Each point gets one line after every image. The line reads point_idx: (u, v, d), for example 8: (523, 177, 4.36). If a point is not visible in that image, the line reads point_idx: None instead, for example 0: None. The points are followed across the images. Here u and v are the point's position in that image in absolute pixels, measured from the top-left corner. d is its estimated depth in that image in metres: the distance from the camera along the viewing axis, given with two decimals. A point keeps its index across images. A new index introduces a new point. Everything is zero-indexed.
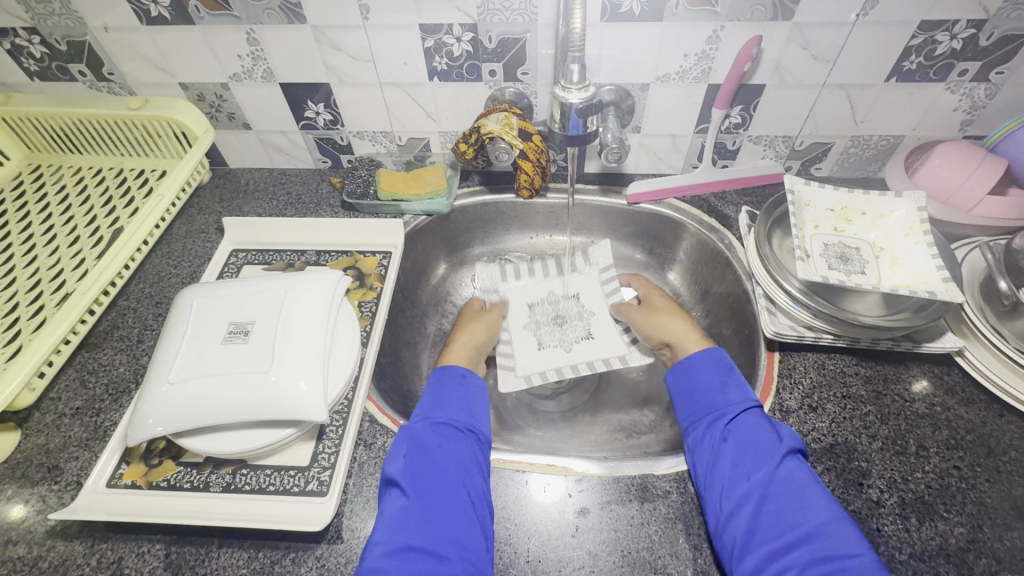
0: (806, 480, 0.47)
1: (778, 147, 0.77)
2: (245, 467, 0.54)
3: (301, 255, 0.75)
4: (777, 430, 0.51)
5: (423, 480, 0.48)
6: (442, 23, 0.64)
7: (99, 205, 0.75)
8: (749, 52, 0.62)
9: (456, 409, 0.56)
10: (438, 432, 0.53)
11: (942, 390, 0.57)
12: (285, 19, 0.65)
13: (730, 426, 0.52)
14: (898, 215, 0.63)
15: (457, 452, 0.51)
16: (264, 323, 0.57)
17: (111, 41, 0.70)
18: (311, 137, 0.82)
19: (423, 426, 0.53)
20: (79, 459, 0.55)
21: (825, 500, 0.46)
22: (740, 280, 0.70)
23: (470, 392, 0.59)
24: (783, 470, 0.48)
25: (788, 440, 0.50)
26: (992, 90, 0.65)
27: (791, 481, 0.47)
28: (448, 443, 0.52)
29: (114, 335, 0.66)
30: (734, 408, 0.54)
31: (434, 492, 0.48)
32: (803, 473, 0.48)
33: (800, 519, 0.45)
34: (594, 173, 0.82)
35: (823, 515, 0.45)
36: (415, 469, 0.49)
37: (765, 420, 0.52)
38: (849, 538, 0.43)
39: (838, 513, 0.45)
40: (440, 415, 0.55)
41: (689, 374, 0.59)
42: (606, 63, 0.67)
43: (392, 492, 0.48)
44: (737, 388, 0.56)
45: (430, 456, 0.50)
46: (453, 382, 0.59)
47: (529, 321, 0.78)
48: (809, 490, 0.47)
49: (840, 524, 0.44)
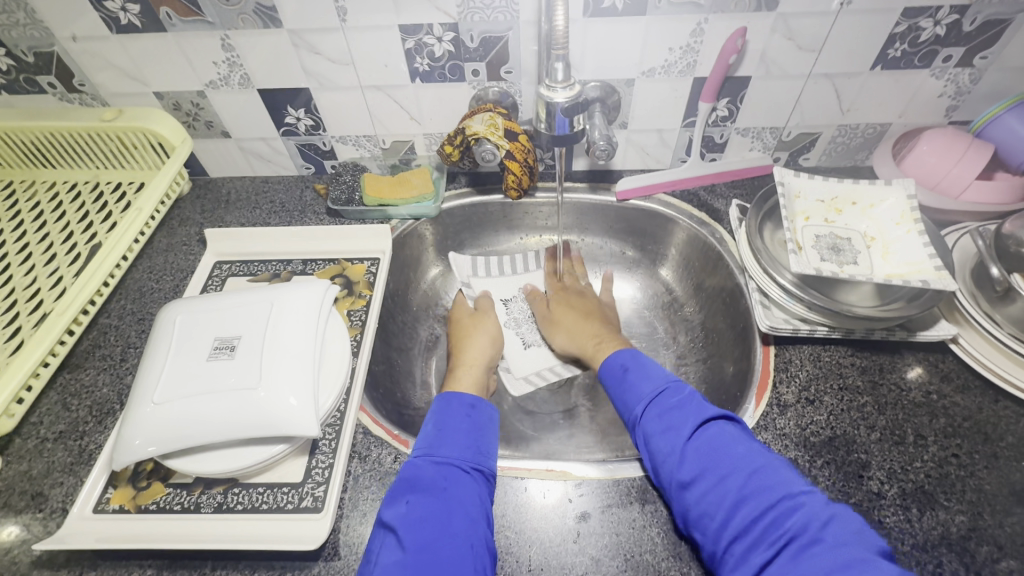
0: (718, 445, 0.47)
1: (766, 139, 0.76)
2: (236, 485, 0.53)
3: (287, 264, 0.73)
4: (682, 407, 0.50)
5: (420, 533, 0.44)
6: (422, 22, 0.63)
7: (75, 220, 0.72)
8: (734, 45, 0.62)
9: (460, 446, 0.52)
10: (442, 475, 0.49)
11: (937, 377, 0.57)
12: (260, 23, 0.64)
13: (642, 423, 0.52)
14: (888, 204, 0.63)
15: (461, 496, 0.47)
16: (250, 337, 0.56)
17: (80, 51, 0.68)
18: (292, 144, 0.80)
19: (424, 468, 0.50)
20: (64, 485, 0.54)
21: (740, 456, 0.45)
22: (733, 274, 0.69)
23: (478, 424, 0.55)
24: (695, 445, 0.47)
25: (694, 411, 0.50)
26: (976, 75, 0.65)
27: (703, 453, 0.46)
28: (452, 487, 0.48)
29: (96, 354, 0.64)
30: (643, 402, 0.53)
31: (431, 543, 0.44)
32: (716, 437, 0.47)
33: (722, 489, 0.44)
34: (582, 170, 0.82)
35: (741, 474, 0.44)
36: (413, 518, 0.45)
37: (669, 404, 0.51)
38: (771, 488, 0.43)
39: (756, 464, 0.45)
40: (444, 453, 0.51)
41: (607, 381, 0.59)
42: (590, 59, 0.66)
43: (386, 541, 0.44)
44: (644, 379, 0.55)
45: (428, 503, 0.46)
46: (459, 414, 0.55)
47: (506, 319, 0.80)
48: (722, 454, 0.46)
49: (760, 475, 0.44)
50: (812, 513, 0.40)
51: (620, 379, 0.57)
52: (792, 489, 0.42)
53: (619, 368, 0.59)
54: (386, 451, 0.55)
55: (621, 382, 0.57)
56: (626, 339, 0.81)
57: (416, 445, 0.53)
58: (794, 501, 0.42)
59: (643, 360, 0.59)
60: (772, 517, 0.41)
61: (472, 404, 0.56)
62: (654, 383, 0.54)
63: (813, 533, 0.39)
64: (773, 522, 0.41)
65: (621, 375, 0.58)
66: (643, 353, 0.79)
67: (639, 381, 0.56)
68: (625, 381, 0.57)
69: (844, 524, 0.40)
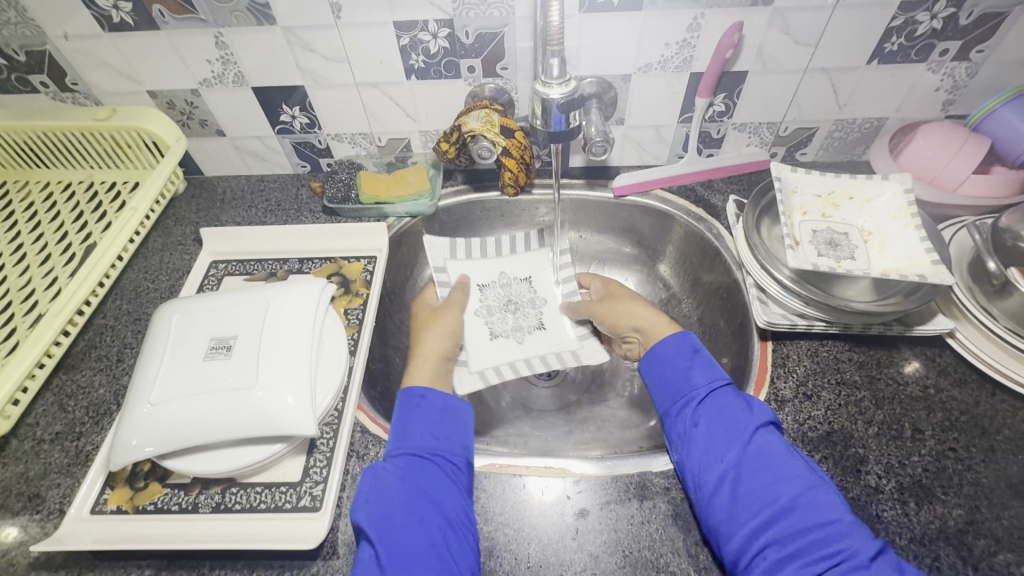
0: (778, 450, 0.47)
1: (763, 134, 0.76)
2: (235, 485, 0.52)
3: (283, 263, 0.73)
4: (746, 403, 0.51)
5: (386, 525, 0.45)
6: (417, 19, 0.63)
7: (70, 221, 0.72)
8: (730, 39, 0.61)
9: (419, 436, 0.52)
10: (399, 467, 0.49)
11: (934, 371, 0.57)
12: (254, 20, 0.63)
13: (702, 407, 0.51)
14: (885, 198, 0.63)
15: (425, 485, 0.48)
16: (247, 336, 0.55)
17: (73, 50, 0.67)
18: (288, 142, 0.80)
19: (381, 464, 0.50)
20: (61, 486, 0.53)
21: (799, 469, 0.46)
22: (731, 270, 0.69)
23: (433, 410, 0.55)
24: (756, 443, 0.48)
25: (753, 415, 0.49)
26: (973, 69, 0.65)
27: (758, 457, 0.47)
28: (409, 476, 0.49)
29: (92, 354, 0.64)
30: (699, 392, 0.52)
31: (397, 533, 0.45)
32: (777, 442, 0.48)
33: (775, 492, 0.45)
34: (579, 166, 0.81)
35: (796, 487, 0.45)
36: (378, 513, 0.46)
37: (735, 397, 0.51)
38: (823, 506, 0.44)
39: (812, 480, 0.45)
40: (401, 446, 0.51)
41: (663, 355, 0.57)
42: (586, 55, 0.66)
43: (360, 539, 0.45)
44: (704, 370, 0.54)
45: (390, 493, 0.47)
46: (410, 404, 0.55)
47: (479, 306, 0.77)
48: (782, 460, 0.46)
49: (814, 492, 0.45)
50: (861, 542, 0.41)
51: (689, 357, 0.56)
52: (842, 513, 0.43)
53: (689, 347, 0.57)
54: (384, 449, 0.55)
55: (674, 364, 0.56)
56: None
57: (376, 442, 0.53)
58: (844, 526, 0.42)
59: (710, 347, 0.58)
60: (818, 537, 0.42)
61: (423, 395, 0.55)
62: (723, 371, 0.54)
63: (858, 563, 0.40)
64: (818, 542, 0.42)
65: (690, 354, 0.56)
66: None
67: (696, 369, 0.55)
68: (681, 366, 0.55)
69: (889, 559, 0.41)
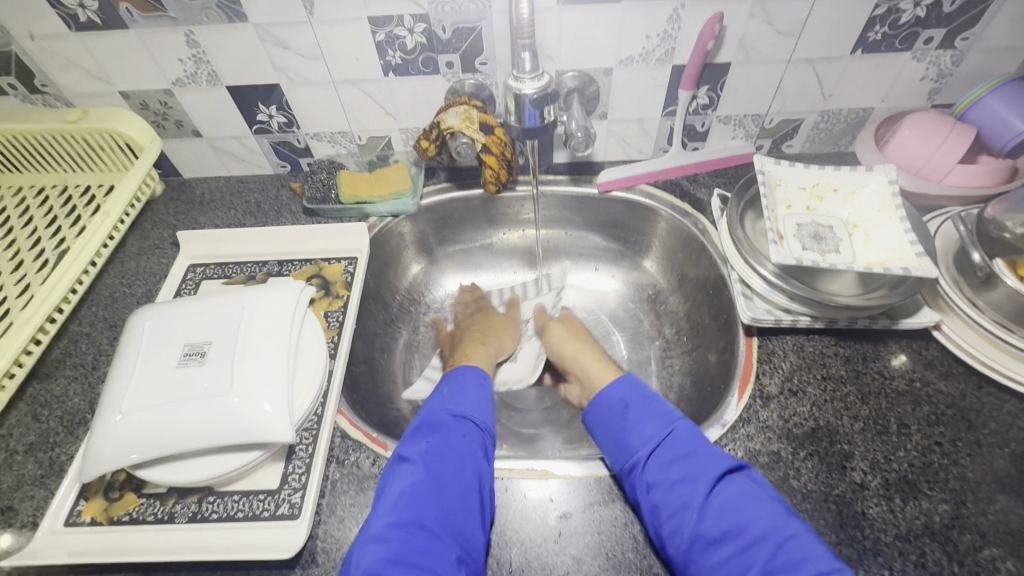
0: (737, 506, 0.44)
1: (748, 126, 0.75)
2: (211, 494, 0.52)
3: (263, 266, 0.72)
4: (698, 454, 0.48)
5: (439, 467, 0.47)
6: (392, 14, 0.61)
7: (43, 226, 0.70)
8: (712, 30, 0.60)
9: (477, 405, 0.54)
10: (460, 423, 0.51)
11: (921, 365, 0.57)
12: (224, 18, 0.62)
13: (647, 471, 0.48)
14: (869, 190, 0.62)
15: (475, 444, 0.50)
16: (221, 342, 0.54)
17: (40, 51, 0.65)
18: (266, 142, 0.78)
19: (443, 417, 0.52)
20: (34, 498, 0.52)
21: (764, 523, 0.42)
22: (715, 265, 0.69)
23: (488, 392, 0.57)
24: (713, 504, 0.45)
25: (708, 465, 0.47)
26: (958, 57, 0.64)
27: (722, 515, 0.44)
28: (469, 434, 0.50)
29: (67, 362, 0.63)
30: (648, 446, 0.50)
31: (446, 475, 0.46)
32: (737, 494, 0.45)
33: (746, 556, 0.41)
34: (563, 162, 0.80)
35: (767, 545, 0.41)
36: (432, 453, 0.48)
37: (686, 447, 0.49)
38: (800, 562, 0.40)
39: (783, 532, 0.42)
40: (460, 407, 0.53)
41: (601, 414, 0.56)
42: (566, 48, 0.64)
43: (403, 468, 0.47)
44: (644, 425, 0.52)
45: (449, 441, 0.49)
46: (472, 379, 0.57)
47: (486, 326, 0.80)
48: (744, 516, 0.43)
49: (788, 546, 0.41)
50: None
51: (621, 417, 0.54)
52: (823, 563, 0.39)
53: (619, 404, 0.55)
54: (364, 454, 0.54)
55: (620, 421, 0.54)
56: (612, 332, 0.81)
57: (430, 400, 0.55)
58: None
59: (648, 396, 0.55)
60: None
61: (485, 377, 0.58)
62: (661, 425, 0.51)
63: None
64: None
65: (621, 413, 0.54)
66: (628, 347, 0.79)
67: (640, 421, 0.53)
68: (626, 420, 0.53)
69: None
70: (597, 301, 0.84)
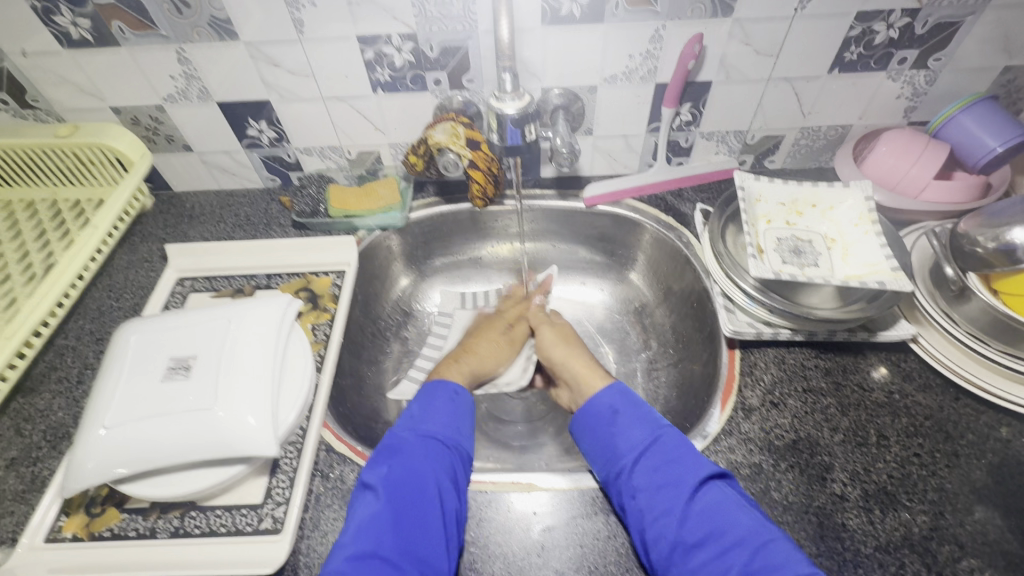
0: (720, 511, 0.44)
1: (731, 142, 0.77)
2: (194, 509, 0.51)
3: (251, 279, 0.72)
4: (683, 458, 0.48)
5: (398, 493, 0.46)
6: (381, 33, 0.62)
7: (31, 240, 0.71)
8: (692, 50, 0.62)
9: (445, 424, 0.54)
10: (423, 444, 0.51)
11: (900, 376, 0.58)
12: (215, 36, 0.63)
13: (633, 477, 0.48)
14: (847, 206, 0.63)
15: (441, 468, 0.49)
16: (207, 356, 0.54)
17: (32, 67, 0.66)
18: (256, 156, 0.79)
19: (409, 439, 0.51)
20: (14, 514, 0.52)
21: (744, 527, 0.43)
22: (699, 278, 0.70)
23: (460, 408, 0.57)
24: (696, 509, 0.45)
25: (692, 470, 0.47)
26: (932, 77, 0.66)
27: (705, 520, 0.44)
28: (432, 457, 0.50)
29: (52, 376, 0.63)
30: (635, 451, 0.50)
31: (407, 503, 0.46)
32: (719, 500, 0.45)
33: (725, 561, 0.42)
34: (551, 177, 0.82)
35: (746, 550, 0.42)
36: (392, 478, 0.47)
37: (671, 452, 0.49)
38: (778, 566, 0.40)
39: (763, 537, 0.42)
40: (426, 428, 0.53)
41: (590, 420, 0.55)
42: (551, 66, 0.66)
43: (365, 498, 0.47)
44: (631, 430, 0.52)
45: (410, 467, 0.48)
46: (443, 396, 0.57)
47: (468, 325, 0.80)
48: (725, 522, 0.44)
49: (766, 551, 0.41)
50: None
51: (610, 423, 0.54)
52: (800, 568, 0.40)
53: (608, 411, 0.55)
54: (349, 468, 0.54)
55: (610, 425, 0.54)
56: (599, 344, 0.81)
57: (401, 421, 0.55)
58: None
59: (638, 401, 0.56)
60: None
61: (456, 390, 0.58)
62: (648, 429, 0.52)
63: None
64: None
65: (610, 418, 0.54)
66: (615, 359, 0.79)
67: (629, 426, 0.53)
68: (615, 425, 0.53)
69: None
70: (584, 314, 0.85)
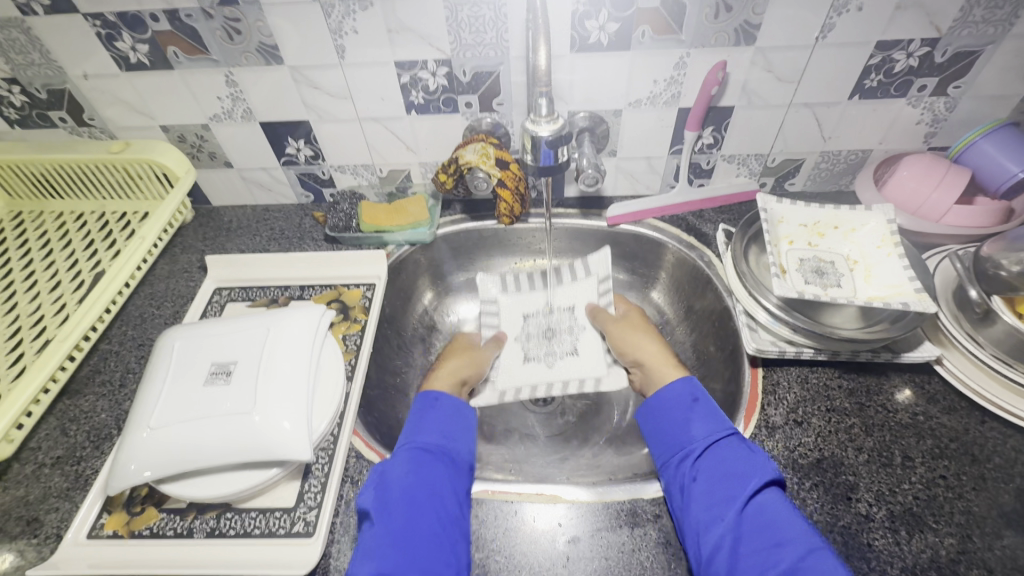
0: (774, 511, 0.45)
1: (751, 165, 0.78)
2: (230, 510, 0.53)
3: (285, 290, 0.75)
4: (749, 457, 0.49)
5: (393, 510, 0.48)
6: (417, 58, 0.66)
7: (81, 249, 0.75)
8: (715, 77, 0.64)
9: (429, 434, 0.56)
10: (413, 458, 0.52)
11: (924, 399, 0.58)
12: (262, 60, 0.67)
13: (699, 462, 0.51)
14: (869, 228, 0.64)
15: (429, 479, 0.51)
16: (246, 363, 0.57)
17: (90, 88, 0.71)
18: (292, 173, 0.83)
19: (397, 457, 0.53)
20: (59, 510, 0.54)
21: (798, 530, 0.43)
22: (721, 297, 0.71)
23: (447, 417, 0.59)
24: (755, 502, 0.46)
25: (756, 468, 0.48)
26: (952, 103, 0.67)
27: (760, 512, 0.45)
28: (422, 467, 0.52)
29: (96, 379, 0.66)
30: (704, 441, 0.52)
31: (405, 517, 0.47)
32: (778, 502, 0.46)
33: (774, 555, 0.43)
34: (574, 197, 0.84)
35: (795, 549, 0.42)
36: (385, 496, 0.49)
37: (737, 448, 0.50)
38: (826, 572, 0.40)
39: (815, 543, 0.42)
40: (414, 441, 0.55)
41: (666, 405, 0.58)
42: (578, 89, 0.68)
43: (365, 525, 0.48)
44: (706, 421, 0.54)
45: (401, 481, 0.50)
46: (429, 410, 0.59)
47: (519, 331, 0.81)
48: (780, 520, 0.44)
49: (816, 556, 0.41)
50: None
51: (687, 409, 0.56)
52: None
53: (688, 398, 0.57)
54: None
55: (687, 412, 0.56)
56: None
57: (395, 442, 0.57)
58: None
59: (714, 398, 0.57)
60: None
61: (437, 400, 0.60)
62: (722, 424, 0.53)
63: None
64: None
65: (689, 404, 0.56)
66: None
67: (702, 419, 0.54)
68: (691, 413, 0.55)
69: None
70: None
